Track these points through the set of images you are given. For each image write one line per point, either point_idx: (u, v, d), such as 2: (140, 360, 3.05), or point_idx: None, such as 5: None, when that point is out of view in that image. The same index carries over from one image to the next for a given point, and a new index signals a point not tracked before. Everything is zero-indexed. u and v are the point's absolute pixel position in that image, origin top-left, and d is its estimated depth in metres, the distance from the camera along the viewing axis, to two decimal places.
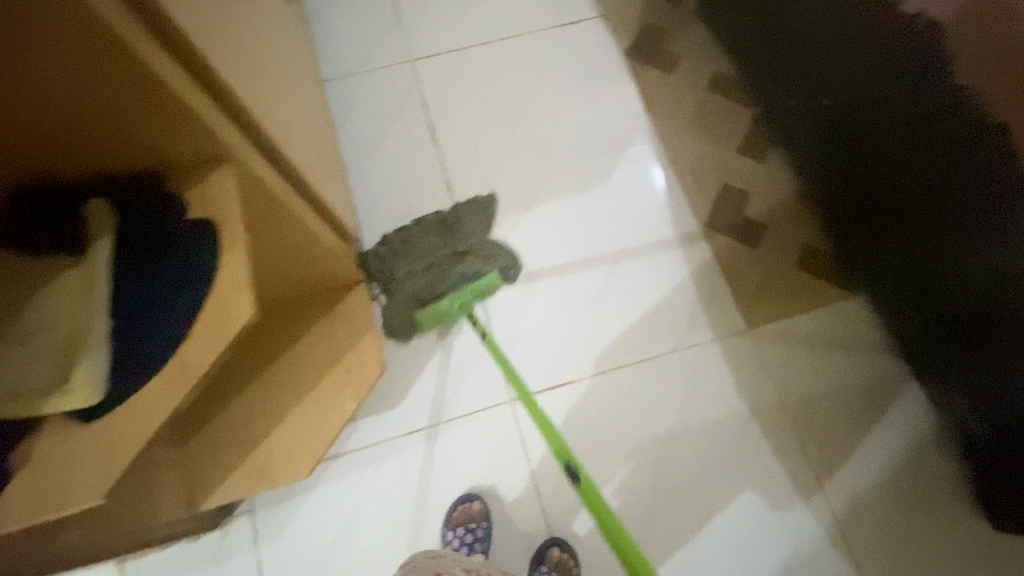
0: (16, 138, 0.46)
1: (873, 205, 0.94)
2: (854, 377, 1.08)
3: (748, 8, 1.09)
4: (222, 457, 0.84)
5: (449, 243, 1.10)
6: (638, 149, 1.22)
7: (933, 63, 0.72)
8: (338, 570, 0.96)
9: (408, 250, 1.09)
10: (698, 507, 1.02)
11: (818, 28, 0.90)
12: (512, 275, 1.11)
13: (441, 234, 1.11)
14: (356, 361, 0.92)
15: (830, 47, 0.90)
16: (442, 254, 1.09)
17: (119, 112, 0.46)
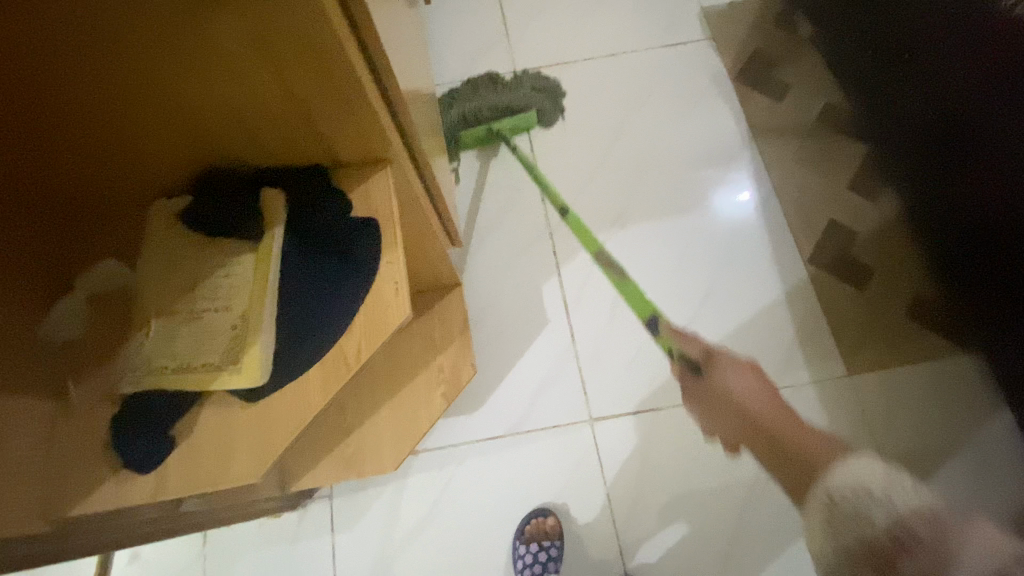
0: (217, 122, 0.48)
1: (994, 249, 0.88)
2: (961, 440, 1.00)
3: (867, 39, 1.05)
4: (319, 441, 0.89)
5: (501, 86, 1.23)
6: (739, 176, 1.19)
7: None
8: (409, 565, 0.99)
9: (464, 90, 1.23)
10: (778, 556, 0.97)
11: (935, 62, 0.87)
12: (551, 118, 1.24)
13: (495, 82, 1.24)
14: (450, 362, 0.95)
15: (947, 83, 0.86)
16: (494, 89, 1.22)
17: (311, 108, 0.48)
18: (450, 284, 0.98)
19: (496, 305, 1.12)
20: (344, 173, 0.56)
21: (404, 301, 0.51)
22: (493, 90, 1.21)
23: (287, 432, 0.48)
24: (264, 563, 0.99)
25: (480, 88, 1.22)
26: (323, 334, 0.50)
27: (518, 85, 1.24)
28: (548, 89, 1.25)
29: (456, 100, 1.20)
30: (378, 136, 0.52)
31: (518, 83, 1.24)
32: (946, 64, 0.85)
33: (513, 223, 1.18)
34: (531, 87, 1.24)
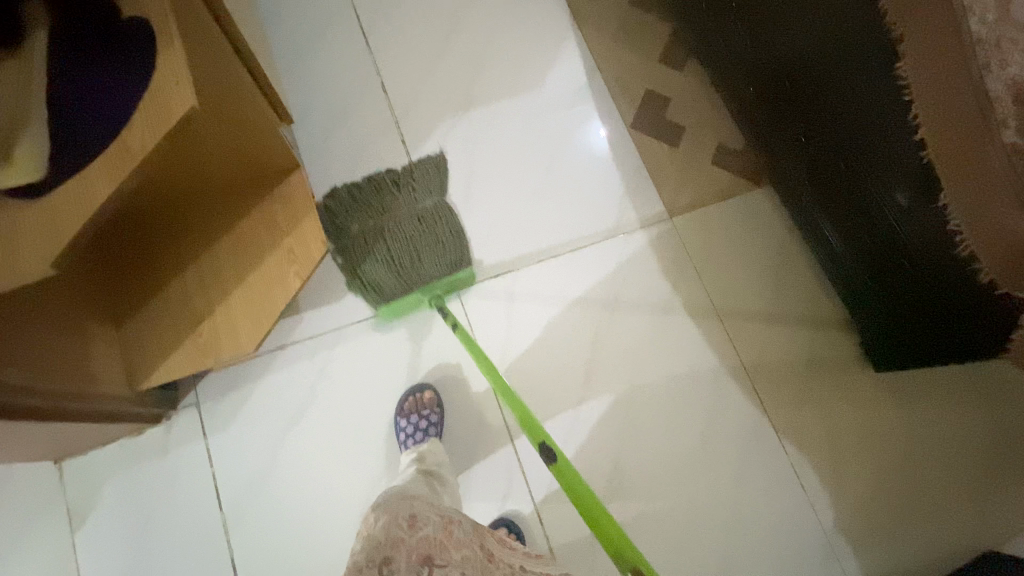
0: None
1: (795, 126, 1.08)
2: (765, 258, 1.20)
3: None
4: (166, 334, 0.86)
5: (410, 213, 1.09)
6: (568, 57, 1.28)
7: None
8: (291, 452, 0.99)
9: (364, 212, 1.09)
10: (628, 376, 1.12)
11: None
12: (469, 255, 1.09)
13: (405, 206, 1.10)
14: (299, 242, 0.89)
15: None
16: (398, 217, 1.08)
17: None
18: (289, 167, 0.90)
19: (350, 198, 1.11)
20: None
21: (187, 88, 0.50)
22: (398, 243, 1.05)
23: (74, 223, 0.48)
24: (132, 481, 0.95)
25: (390, 222, 1.08)
26: (104, 130, 0.50)
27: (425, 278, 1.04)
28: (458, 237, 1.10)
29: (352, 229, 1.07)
30: None
31: (433, 206, 1.12)
32: None
33: (356, 117, 1.18)
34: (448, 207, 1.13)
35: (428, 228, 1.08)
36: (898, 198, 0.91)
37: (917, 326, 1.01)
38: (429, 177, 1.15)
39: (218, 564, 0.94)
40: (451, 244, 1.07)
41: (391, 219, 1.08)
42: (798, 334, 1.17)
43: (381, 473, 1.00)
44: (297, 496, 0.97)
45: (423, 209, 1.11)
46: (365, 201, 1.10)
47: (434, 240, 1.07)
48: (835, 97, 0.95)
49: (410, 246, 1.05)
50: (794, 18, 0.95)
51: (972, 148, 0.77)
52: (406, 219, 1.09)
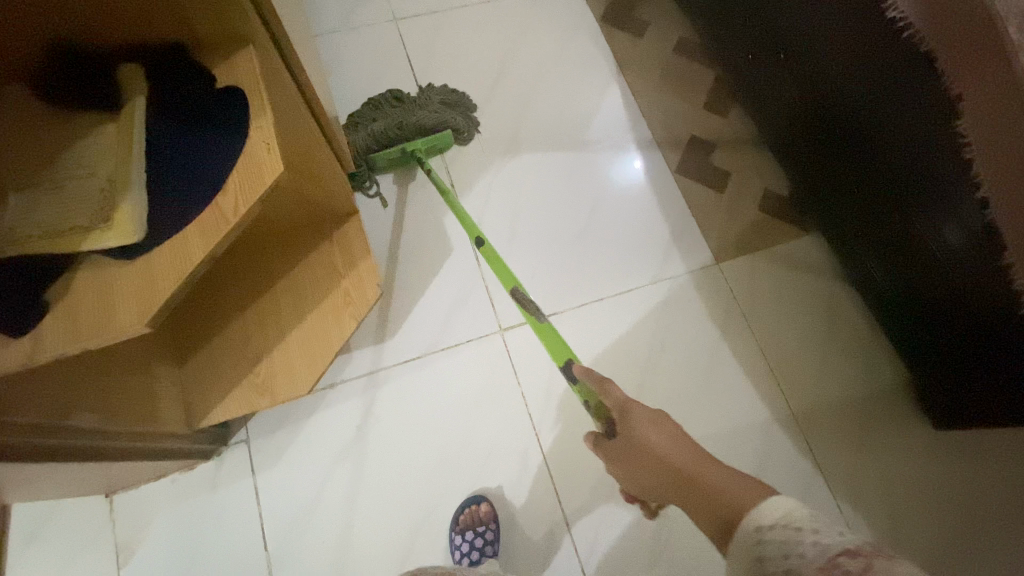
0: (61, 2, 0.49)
1: (847, 172, 1.07)
2: (815, 305, 1.18)
3: None
4: (224, 375, 0.87)
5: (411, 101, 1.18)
6: (613, 103, 1.31)
7: (906, 50, 0.84)
8: (337, 491, 0.98)
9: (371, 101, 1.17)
10: (674, 419, 1.10)
11: (803, 10, 1.00)
12: (463, 135, 1.20)
13: (401, 101, 1.17)
14: (356, 284, 0.92)
15: (809, 31, 1.01)
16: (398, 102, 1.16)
17: None
18: (346, 213, 0.95)
19: (398, 238, 1.13)
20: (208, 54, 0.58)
21: (276, 155, 0.53)
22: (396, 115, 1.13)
23: (168, 284, 0.50)
24: (181, 517, 0.96)
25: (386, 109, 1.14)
26: (200, 193, 0.52)
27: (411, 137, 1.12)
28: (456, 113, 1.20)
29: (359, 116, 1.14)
30: (240, 17, 0.54)
31: (433, 97, 1.20)
32: (806, 14, 0.99)
33: None
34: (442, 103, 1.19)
35: (417, 109, 1.15)
36: (959, 253, 0.89)
37: (980, 384, 0.97)
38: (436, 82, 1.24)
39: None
40: (437, 118, 1.14)
41: (385, 108, 1.15)
42: (851, 384, 1.13)
43: (425, 517, 0.99)
44: (340, 540, 0.96)
45: (415, 100, 1.17)
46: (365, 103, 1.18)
47: (420, 116, 1.13)
48: (891, 149, 0.94)
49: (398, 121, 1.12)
50: (849, 68, 0.95)
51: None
52: (400, 108, 1.16)
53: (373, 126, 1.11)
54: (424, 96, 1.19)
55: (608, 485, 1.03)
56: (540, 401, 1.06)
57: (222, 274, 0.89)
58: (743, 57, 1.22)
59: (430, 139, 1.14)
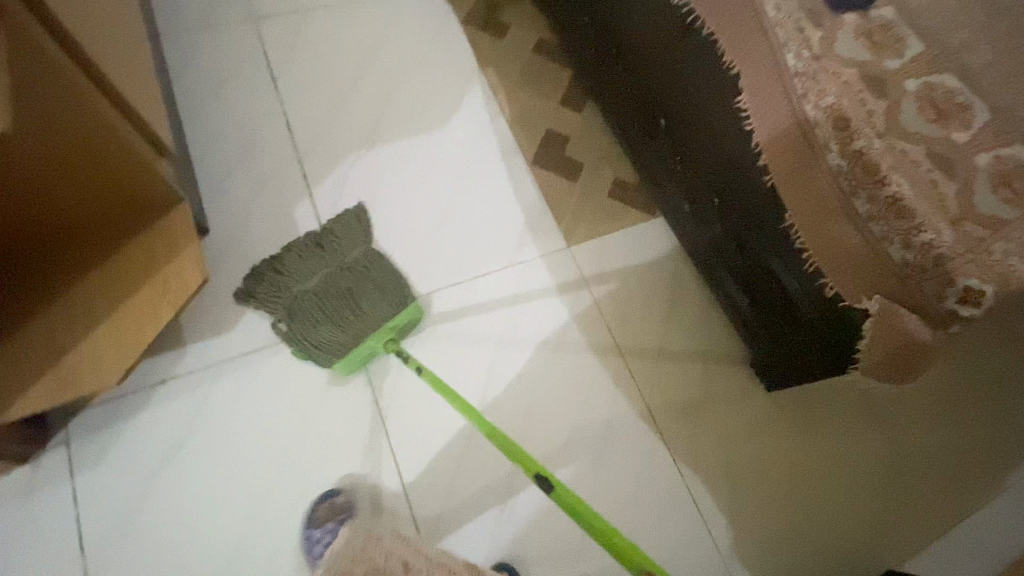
0: None
1: (670, 155, 1.14)
2: (660, 284, 1.24)
3: None
4: (26, 370, 0.84)
5: (343, 266, 1.08)
6: (472, 99, 1.36)
7: (695, 35, 0.95)
8: (168, 489, 0.95)
9: (299, 277, 1.06)
10: (526, 399, 1.13)
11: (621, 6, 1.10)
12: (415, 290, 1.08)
13: (326, 255, 1.09)
14: (175, 273, 0.91)
15: (627, 23, 1.10)
16: (332, 275, 1.06)
17: None
18: (169, 203, 0.93)
19: (245, 234, 1.13)
20: None
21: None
22: (343, 298, 1.03)
23: None
24: None
25: (327, 290, 1.04)
26: None
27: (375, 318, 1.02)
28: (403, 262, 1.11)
29: (297, 306, 1.03)
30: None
31: (363, 254, 1.10)
32: (624, 9, 1.09)
33: (258, 153, 1.20)
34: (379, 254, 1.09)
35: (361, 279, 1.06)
36: (753, 216, 0.98)
37: (784, 344, 1.05)
38: (349, 226, 1.13)
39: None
40: (395, 290, 1.05)
41: (315, 273, 1.06)
42: (693, 360, 1.19)
43: (265, 510, 0.97)
44: (168, 538, 0.93)
45: (348, 258, 1.09)
46: (284, 249, 1.08)
47: (381, 298, 1.04)
48: (694, 125, 1.03)
49: (344, 302, 1.03)
50: (659, 56, 1.05)
51: (796, 174, 0.86)
52: (333, 267, 1.07)
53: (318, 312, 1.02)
54: (351, 245, 1.11)
55: (454, 471, 1.04)
56: (388, 386, 1.06)
57: (27, 264, 0.87)
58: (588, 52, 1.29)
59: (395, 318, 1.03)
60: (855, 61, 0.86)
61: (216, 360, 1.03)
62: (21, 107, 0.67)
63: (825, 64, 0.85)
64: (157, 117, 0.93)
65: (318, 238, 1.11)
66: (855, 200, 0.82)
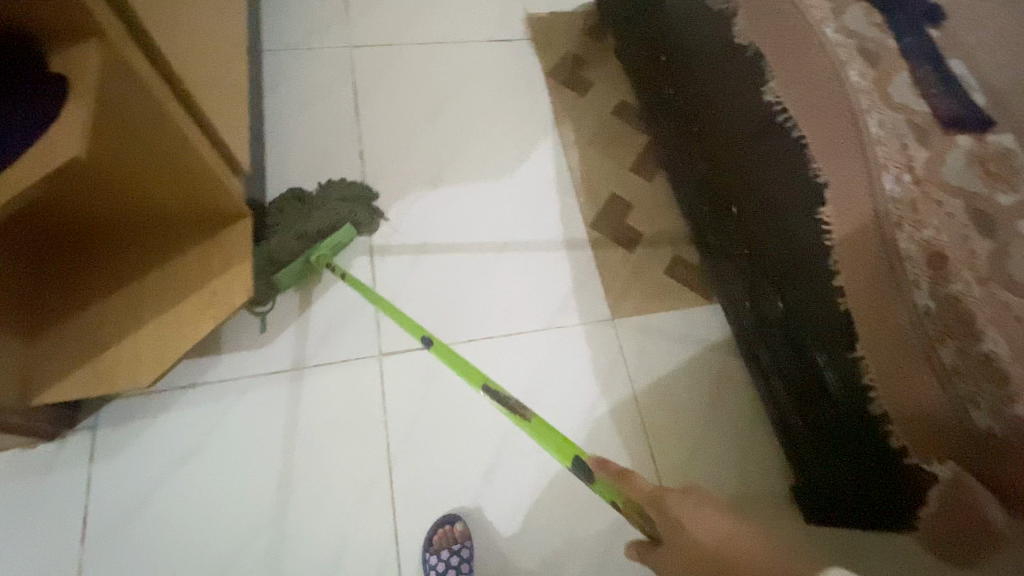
0: None
1: (736, 246, 1.08)
2: (704, 378, 1.17)
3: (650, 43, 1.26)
4: (72, 356, 0.88)
5: (301, 203, 1.12)
6: (543, 151, 1.35)
7: (783, 137, 0.90)
8: (172, 493, 0.96)
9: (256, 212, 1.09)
10: (540, 471, 1.05)
11: (711, 89, 1.06)
12: (368, 226, 1.17)
13: (293, 195, 1.13)
14: (225, 286, 0.94)
15: (713, 107, 1.07)
16: (287, 209, 1.10)
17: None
18: (234, 217, 0.97)
19: None
20: (61, 52, 0.61)
21: (77, 139, 0.57)
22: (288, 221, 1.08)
23: None
24: (7, 496, 0.93)
25: (277, 218, 1.08)
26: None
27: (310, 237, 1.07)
28: (360, 198, 1.18)
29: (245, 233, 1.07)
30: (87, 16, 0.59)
31: (322, 194, 1.15)
32: (713, 93, 1.06)
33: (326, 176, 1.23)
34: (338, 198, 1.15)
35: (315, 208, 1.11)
36: (821, 337, 0.89)
37: (835, 477, 0.95)
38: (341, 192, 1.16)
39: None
40: (334, 217, 1.10)
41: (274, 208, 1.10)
42: (727, 469, 1.10)
43: (253, 536, 0.95)
44: (161, 544, 0.93)
45: (309, 197, 1.13)
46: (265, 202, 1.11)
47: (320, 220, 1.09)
48: (768, 226, 0.97)
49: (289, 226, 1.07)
50: (742, 147, 1.00)
51: (870, 305, 0.79)
52: (293, 204, 1.12)
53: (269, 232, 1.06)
54: (323, 193, 1.15)
55: None
56: (404, 431, 1.04)
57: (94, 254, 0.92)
58: (668, 124, 1.26)
59: (333, 240, 1.08)
60: (962, 189, 0.77)
61: (243, 374, 1.04)
62: (110, 117, 0.69)
63: (926, 190, 0.77)
64: (239, 135, 0.97)
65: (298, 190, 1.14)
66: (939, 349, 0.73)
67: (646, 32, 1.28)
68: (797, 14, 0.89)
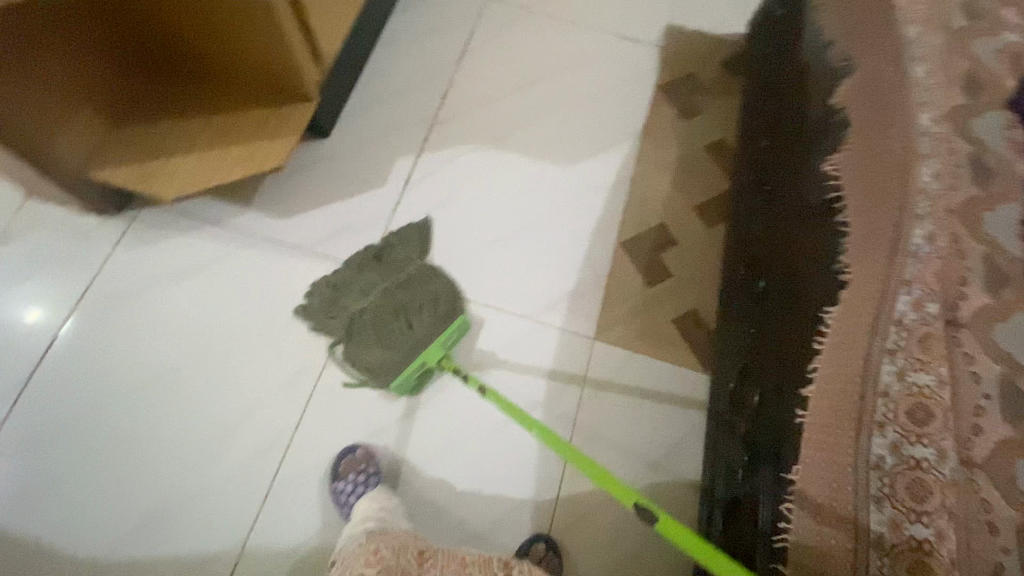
0: None
1: (747, 322, 0.97)
2: (654, 439, 1.08)
3: (770, 89, 1.15)
4: (127, 153, 1.04)
5: (397, 281, 1.09)
6: (613, 155, 1.30)
7: (825, 219, 0.79)
8: (156, 297, 1.11)
9: (354, 293, 1.08)
10: (448, 439, 1.05)
11: (791, 150, 0.96)
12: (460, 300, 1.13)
13: (383, 270, 1.10)
14: (262, 150, 1.03)
15: (785, 170, 0.96)
16: (386, 290, 1.07)
17: None
18: (301, 99, 1.07)
19: (346, 153, 1.24)
20: None
21: None
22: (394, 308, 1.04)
23: None
24: (51, 239, 1.13)
25: (384, 305, 1.05)
26: None
27: (423, 329, 1.02)
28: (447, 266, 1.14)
29: (351, 329, 1.06)
30: None
31: (413, 266, 1.11)
32: (790, 155, 0.96)
33: (406, 99, 1.31)
34: (432, 270, 1.11)
35: (416, 296, 1.07)
36: (769, 445, 0.78)
37: None
38: (407, 244, 1.15)
39: (36, 338, 1.07)
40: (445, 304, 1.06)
41: (371, 291, 1.08)
42: (626, 533, 1.02)
43: (193, 364, 1.07)
44: (128, 331, 1.08)
45: (403, 274, 1.10)
46: (344, 271, 1.10)
47: (431, 310, 1.04)
48: (777, 309, 0.86)
49: (400, 325, 1.03)
50: (790, 219, 0.89)
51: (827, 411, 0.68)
52: (387, 283, 1.08)
53: (377, 336, 1.03)
54: (406, 263, 1.12)
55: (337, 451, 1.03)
56: None
57: (186, 85, 1.08)
58: (748, 177, 1.15)
59: (444, 336, 1.01)
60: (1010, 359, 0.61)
61: (254, 231, 1.16)
62: None
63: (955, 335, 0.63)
64: (333, 29, 1.06)
65: (380, 260, 1.12)
66: (872, 509, 0.61)
67: (770, 77, 1.18)
68: (904, 91, 0.78)
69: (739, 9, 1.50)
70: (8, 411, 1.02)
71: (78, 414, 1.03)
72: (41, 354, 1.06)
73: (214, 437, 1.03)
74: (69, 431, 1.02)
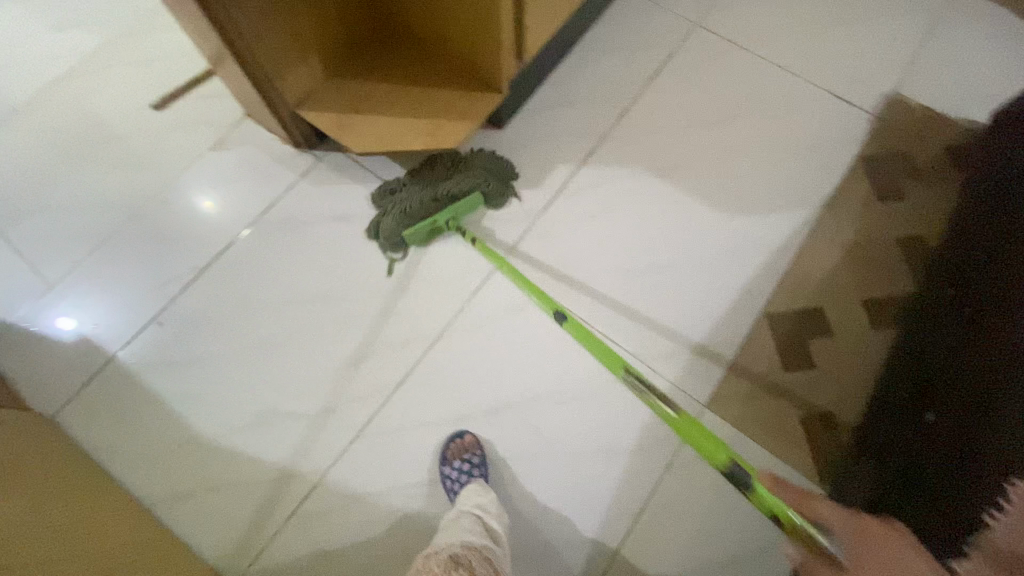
0: None
1: (892, 450, 0.85)
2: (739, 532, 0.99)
3: (1000, 199, 0.98)
4: (334, 103, 1.15)
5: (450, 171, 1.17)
6: (784, 219, 1.19)
7: None
8: (317, 231, 1.23)
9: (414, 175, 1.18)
10: (528, 449, 1.05)
11: (1011, 278, 0.82)
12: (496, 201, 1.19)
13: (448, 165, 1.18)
14: (444, 129, 1.09)
15: (995, 298, 0.82)
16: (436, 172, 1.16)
17: None
18: (492, 90, 1.12)
19: (513, 147, 1.27)
20: None
21: None
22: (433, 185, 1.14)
23: None
24: (253, 157, 1.30)
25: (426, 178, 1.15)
26: None
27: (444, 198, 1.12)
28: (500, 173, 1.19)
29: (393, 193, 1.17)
30: None
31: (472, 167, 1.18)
32: (1007, 283, 0.82)
33: (584, 109, 1.30)
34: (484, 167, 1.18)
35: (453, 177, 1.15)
36: None
37: None
38: (485, 163, 1.19)
39: (220, 236, 1.24)
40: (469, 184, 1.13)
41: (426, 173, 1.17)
42: None
43: (330, 299, 1.18)
44: (287, 253, 1.22)
45: (460, 167, 1.17)
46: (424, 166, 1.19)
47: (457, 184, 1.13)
48: (943, 455, 0.74)
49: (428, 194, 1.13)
50: (988, 357, 0.77)
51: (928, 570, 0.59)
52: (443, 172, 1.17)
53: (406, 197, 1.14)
54: (470, 163, 1.18)
55: (425, 421, 1.08)
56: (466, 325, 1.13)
57: (398, 55, 1.18)
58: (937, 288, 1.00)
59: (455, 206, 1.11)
60: None
61: None
62: None
63: None
64: (540, 32, 1.08)
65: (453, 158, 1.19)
66: None
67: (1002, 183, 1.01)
68: None
69: (986, 94, 1.28)
70: (183, 289, 1.20)
71: (232, 310, 1.18)
72: (220, 251, 1.23)
73: (327, 369, 1.13)
74: (222, 321, 1.18)
